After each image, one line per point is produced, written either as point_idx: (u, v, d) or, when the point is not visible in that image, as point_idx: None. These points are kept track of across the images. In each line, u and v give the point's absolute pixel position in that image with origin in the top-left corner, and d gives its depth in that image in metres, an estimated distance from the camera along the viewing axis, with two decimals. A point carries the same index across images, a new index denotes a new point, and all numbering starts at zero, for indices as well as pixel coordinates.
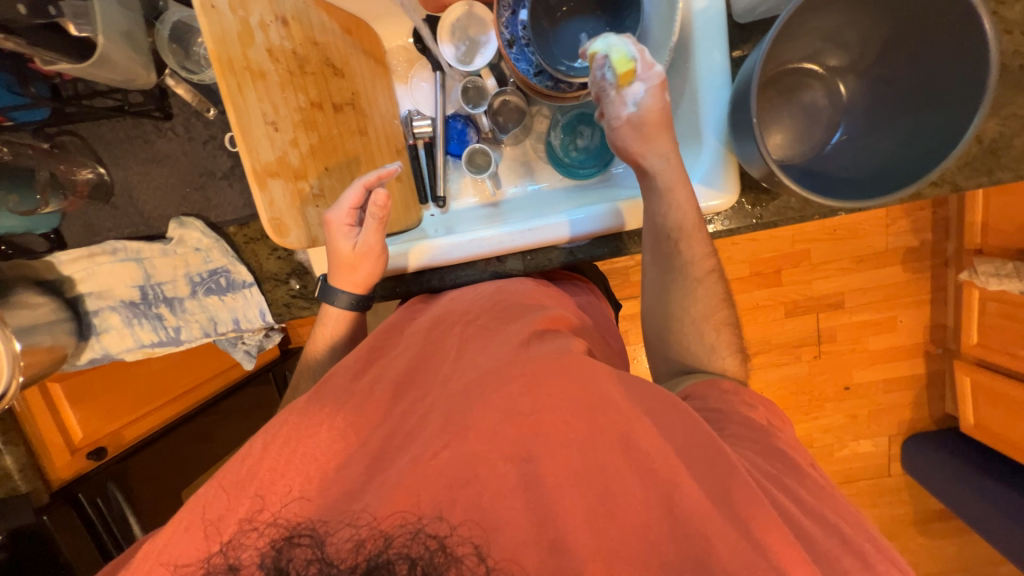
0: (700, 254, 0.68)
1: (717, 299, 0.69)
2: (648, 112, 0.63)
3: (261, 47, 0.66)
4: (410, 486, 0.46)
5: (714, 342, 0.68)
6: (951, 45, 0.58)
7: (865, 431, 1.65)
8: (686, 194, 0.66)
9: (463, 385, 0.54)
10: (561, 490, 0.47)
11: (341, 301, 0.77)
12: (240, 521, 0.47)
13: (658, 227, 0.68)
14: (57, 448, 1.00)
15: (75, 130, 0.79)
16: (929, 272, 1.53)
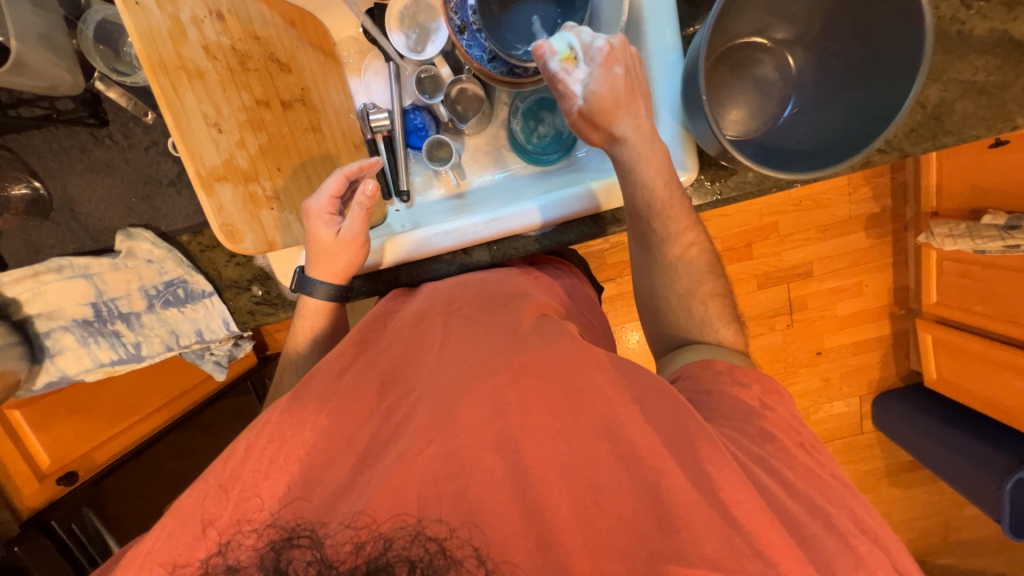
0: (678, 230, 0.68)
1: (701, 271, 0.69)
2: (600, 99, 0.61)
3: (195, 45, 0.63)
4: (396, 485, 0.46)
5: (704, 316, 0.68)
6: (893, 12, 0.58)
7: (839, 393, 1.72)
8: (655, 170, 0.65)
9: (442, 381, 0.53)
10: (549, 480, 0.47)
11: (320, 293, 0.73)
12: (238, 521, 0.46)
13: (634, 208, 0.68)
14: (23, 476, 0.96)
15: (4, 143, 0.74)
16: (890, 237, 1.58)
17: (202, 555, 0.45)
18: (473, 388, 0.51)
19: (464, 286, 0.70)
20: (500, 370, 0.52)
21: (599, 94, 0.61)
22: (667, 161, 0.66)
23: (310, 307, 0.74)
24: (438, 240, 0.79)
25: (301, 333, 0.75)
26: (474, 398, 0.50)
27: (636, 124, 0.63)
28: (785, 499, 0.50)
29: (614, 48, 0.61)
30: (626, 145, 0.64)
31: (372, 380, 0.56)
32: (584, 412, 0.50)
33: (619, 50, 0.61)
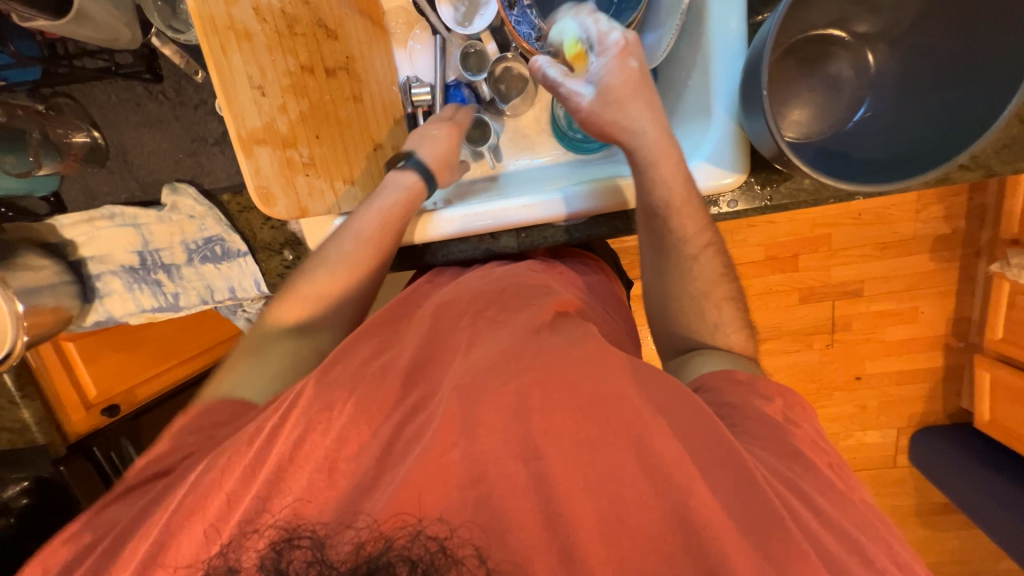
0: (695, 229, 0.65)
1: (716, 274, 0.66)
2: (612, 87, 0.60)
3: (246, 5, 0.63)
4: (419, 483, 0.46)
5: (717, 321, 0.66)
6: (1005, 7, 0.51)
7: (874, 422, 1.61)
8: (672, 168, 0.62)
9: (469, 376, 0.53)
10: (573, 492, 0.46)
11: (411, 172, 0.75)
12: (240, 524, 0.47)
13: (648, 205, 0.65)
14: (72, 404, 1.05)
15: (69, 91, 0.78)
16: (959, 262, 1.45)
17: (229, 521, 0.47)
18: (498, 389, 0.50)
19: (483, 277, 0.72)
20: (525, 370, 0.51)
21: (611, 83, 0.59)
22: (683, 160, 0.63)
23: (403, 183, 0.75)
24: (462, 219, 0.78)
25: (371, 218, 0.72)
26: (501, 398, 0.50)
27: (651, 120, 0.61)
28: (822, 534, 0.45)
29: (628, 41, 0.60)
30: (638, 144, 0.62)
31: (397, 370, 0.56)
32: (609, 423, 0.49)
33: (631, 44, 0.59)
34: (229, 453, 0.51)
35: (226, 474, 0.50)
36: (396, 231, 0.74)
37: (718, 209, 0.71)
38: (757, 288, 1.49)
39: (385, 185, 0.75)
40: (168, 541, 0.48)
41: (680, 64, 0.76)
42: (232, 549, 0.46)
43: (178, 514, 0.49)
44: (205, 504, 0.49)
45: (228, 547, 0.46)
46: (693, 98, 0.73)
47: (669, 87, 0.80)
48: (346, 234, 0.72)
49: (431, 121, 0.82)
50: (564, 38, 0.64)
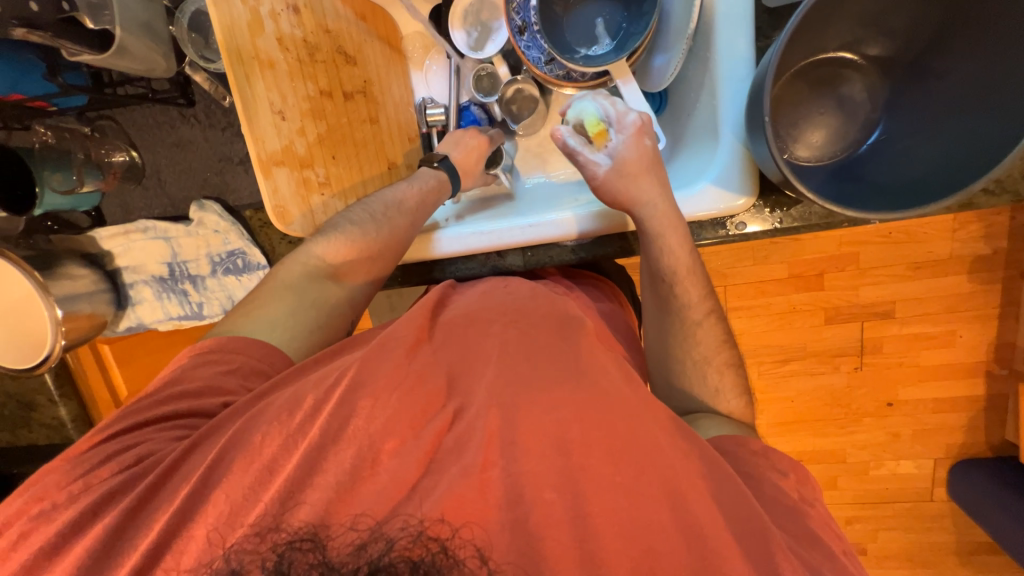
0: (697, 297, 0.67)
1: (717, 341, 0.68)
2: (628, 163, 0.66)
3: (270, 36, 0.67)
4: (455, 501, 0.46)
5: (718, 386, 0.67)
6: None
7: (907, 451, 1.53)
8: (679, 239, 0.66)
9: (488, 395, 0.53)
10: (605, 525, 0.46)
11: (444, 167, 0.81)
12: (246, 528, 0.46)
13: (655, 271, 0.68)
14: (103, 402, 1.10)
15: (111, 115, 0.84)
16: (1000, 285, 1.37)
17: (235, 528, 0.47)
18: (536, 415, 0.51)
19: (493, 290, 0.71)
20: (562, 395, 0.53)
21: (628, 160, 0.66)
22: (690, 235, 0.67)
23: (433, 176, 0.80)
24: (478, 235, 0.80)
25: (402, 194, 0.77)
26: (534, 423, 0.51)
27: (661, 194, 0.66)
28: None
29: (640, 123, 0.67)
30: (653, 216, 0.66)
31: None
32: (635, 450, 0.50)
33: (643, 126, 0.67)
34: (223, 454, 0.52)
35: (229, 475, 0.50)
36: (423, 211, 0.78)
37: (726, 231, 0.71)
38: (779, 307, 1.45)
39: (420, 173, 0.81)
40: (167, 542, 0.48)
41: (688, 86, 0.76)
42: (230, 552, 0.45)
43: (180, 520, 0.49)
44: (210, 507, 0.49)
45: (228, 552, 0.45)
46: (701, 119, 0.73)
47: (678, 108, 0.80)
48: (370, 204, 0.76)
49: (466, 129, 0.88)
50: (584, 117, 0.70)
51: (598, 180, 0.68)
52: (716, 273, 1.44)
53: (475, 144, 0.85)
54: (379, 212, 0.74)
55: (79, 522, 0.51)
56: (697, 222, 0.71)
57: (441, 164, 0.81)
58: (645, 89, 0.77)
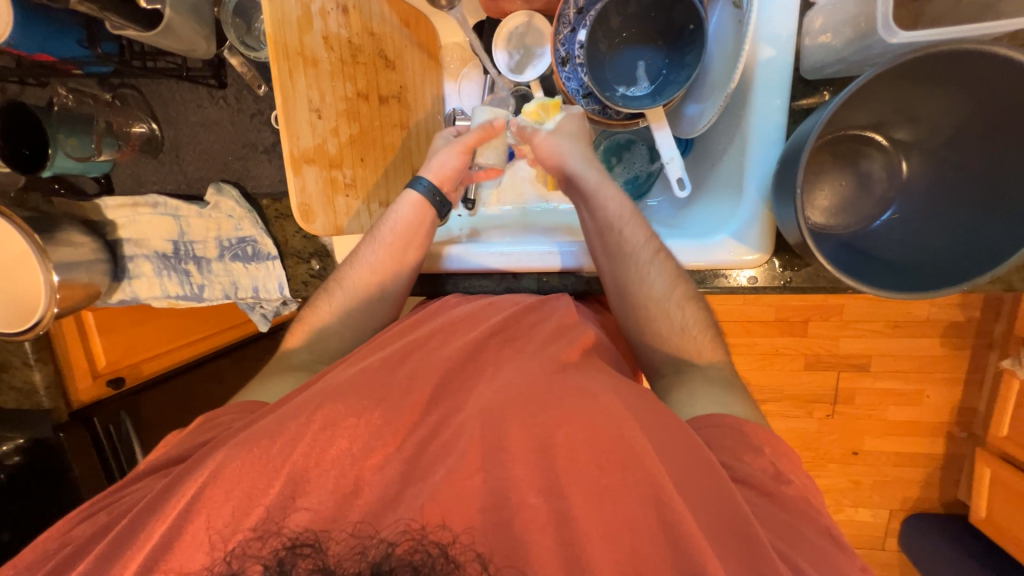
0: (641, 240, 0.70)
1: (671, 275, 0.70)
2: (568, 133, 0.74)
3: (318, 34, 0.67)
4: (445, 503, 0.49)
5: (683, 322, 0.70)
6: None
7: (866, 500, 1.59)
8: (610, 189, 0.72)
9: (493, 408, 0.57)
10: (590, 531, 0.49)
11: (424, 191, 0.77)
12: (246, 531, 0.49)
13: (598, 224, 0.72)
14: (81, 371, 1.07)
15: (135, 84, 0.82)
16: (970, 352, 1.44)
17: (247, 522, 0.49)
18: (521, 418, 0.56)
19: (490, 306, 0.75)
20: (549, 411, 0.56)
21: (563, 133, 0.74)
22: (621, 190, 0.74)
23: (407, 205, 0.76)
24: (449, 250, 0.84)
25: (387, 253, 0.75)
26: (527, 427, 0.55)
27: (589, 159, 0.74)
28: None
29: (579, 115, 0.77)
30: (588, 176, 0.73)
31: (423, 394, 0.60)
32: (631, 472, 0.52)
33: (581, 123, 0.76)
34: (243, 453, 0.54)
35: (245, 470, 0.52)
36: (405, 255, 0.77)
37: (735, 282, 0.73)
38: (763, 349, 1.49)
39: (385, 224, 0.76)
40: (178, 521, 0.50)
41: (717, 137, 0.79)
42: (233, 554, 0.47)
43: (184, 515, 0.50)
44: (223, 496, 0.51)
45: (229, 556, 0.47)
46: (727, 173, 0.75)
47: (704, 155, 0.83)
48: (360, 269, 0.77)
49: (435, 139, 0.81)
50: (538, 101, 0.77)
51: (537, 142, 0.75)
52: None
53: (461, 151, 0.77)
54: (371, 262, 0.76)
55: None
56: (712, 269, 0.73)
57: (413, 185, 0.77)
58: (677, 134, 0.79)
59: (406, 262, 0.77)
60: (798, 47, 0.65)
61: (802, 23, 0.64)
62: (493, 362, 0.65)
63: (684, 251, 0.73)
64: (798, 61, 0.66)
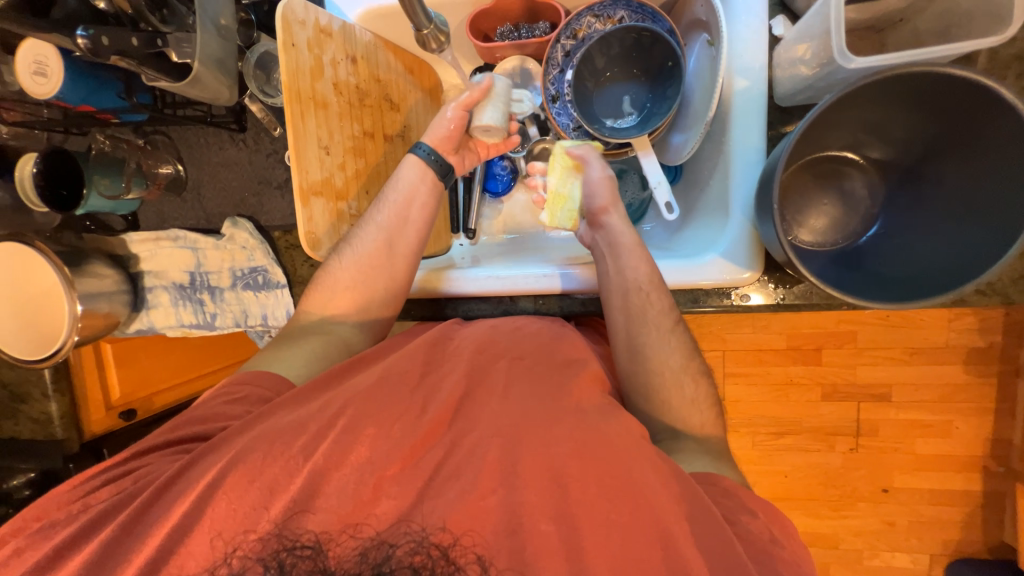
0: (664, 309, 0.71)
1: (686, 352, 0.71)
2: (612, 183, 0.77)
3: (328, 81, 0.74)
4: (444, 516, 0.53)
5: (693, 395, 0.69)
6: (988, 155, 0.55)
7: (902, 543, 1.49)
8: (644, 253, 0.73)
9: (487, 429, 0.59)
10: (602, 565, 0.51)
11: (422, 153, 0.78)
12: (247, 539, 0.53)
13: (626, 285, 0.71)
14: (95, 404, 1.10)
15: (166, 131, 0.89)
16: (996, 379, 1.38)
17: (254, 536, 0.53)
18: (537, 448, 0.57)
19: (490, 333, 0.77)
20: (557, 443, 0.58)
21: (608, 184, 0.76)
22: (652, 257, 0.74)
23: (411, 168, 0.78)
24: (467, 283, 0.84)
25: (392, 210, 0.76)
26: (537, 460, 0.57)
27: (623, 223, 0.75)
28: None
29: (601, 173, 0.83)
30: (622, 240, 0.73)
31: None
32: (639, 504, 0.54)
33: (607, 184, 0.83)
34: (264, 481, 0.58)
35: (250, 490, 0.55)
36: (414, 221, 0.78)
37: (729, 301, 0.74)
38: (776, 377, 1.46)
39: (391, 187, 0.77)
40: (197, 544, 0.53)
41: (703, 163, 0.83)
42: (234, 555, 0.52)
43: (193, 530, 0.54)
44: (231, 515, 0.54)
45: (228, 556, 0.52)
46: (713, 195, 0.78)
47: (692, 181, 0.86)
48: (369, 228, 0.76)
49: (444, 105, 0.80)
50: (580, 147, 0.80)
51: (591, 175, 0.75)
52: (716, 335, 1.46)
53: (455, 113, 0.78)
54: (381, 220, 0.76)
55: (98, 523, 0.56)
56: (703, 287, 0.74)
57: (413, 151, 0.79)
58: (664, 161, 0.83)
59: (413, 223, 0.77)
60: (771, 78, 0.69)
61: (772, 56, 0.69)
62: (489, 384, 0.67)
63: (675, 270, 0.75)
64: (772, 89, 0.71)
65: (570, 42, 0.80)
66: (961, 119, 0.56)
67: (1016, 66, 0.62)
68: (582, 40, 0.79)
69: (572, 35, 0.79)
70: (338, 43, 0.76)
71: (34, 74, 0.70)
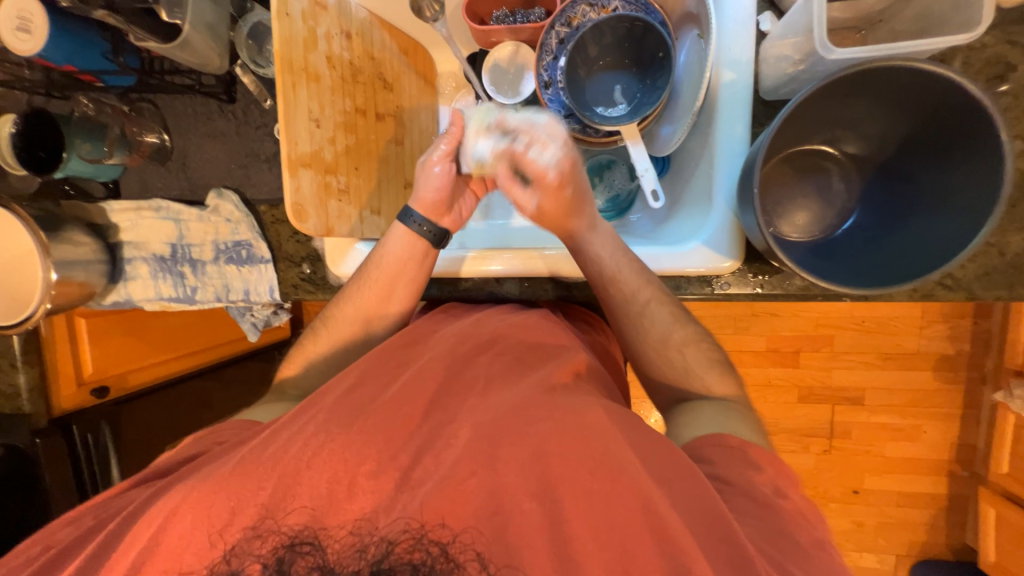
0: (632, 292, 0.73)
1: (668, 321, 0.74)
2: (546, 212, 0.73)
3: (321, 54, 0.74)
4: (442, 506, 0.53)
5: (686, 364, 0.74)
6: (955, 152, 0.58)
7: (871, 545, 1.53)
8: (602, 241, 0.75)
9: (479, 420, 0.59)
10: (583, 536, 0.52)
11: (415, 225, 0.79)
12: (245, 532, 0.54)
13: (591, 275, 0.76)
14: (66, 377, 1.07)
15: (153, 99, 0.88)
16: (962, 386, 1.44)
17: (249, 528, 0.54)
18: (526, 433, 0.57)
19: (478, 322, 0.78)
20: (540, 423, 0.58)
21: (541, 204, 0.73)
22: (614, 235, 0.75)
23: (397, 239, 0.78)
24: (495, 267, 0.83)
25: (371, 288, 0.79)
26: (522, 442, 0.57)
27: (585, 222, 0.75)
28: None
29: (561, 163, 0.70)
30: (578, 231, 0.75)
31: (419, 399, 0.64)
32: (618, 480, 0.54)
33: (568, 173, 0.70)
34: (251, 455, 0.59)
35: (246, 475, 0.57)
36: (394, 292, 0.80)
37: (711, 289, 0.77)
38: (755, 378, 1.49)
39: (374, 263, 0.79)
40: (193, 534, 0.54)
41: (690, 155, 0.84)
42: (233, 554, 0.53)
43: (191, 520, 0.55)
44: (228, 500, 0.55)
45: (228, 554, 0.53)
46: (698, 187, 0.80)
47: (679, 173, 0.88)
48: (346, 305, 0.81)
49: (425, 157, 0.78)
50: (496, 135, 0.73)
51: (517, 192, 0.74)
52: None
53: (440, 169, 0.77)
54: (359, 300, 0.80)
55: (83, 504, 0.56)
56: (686, 274, 0.76)
57: (402, 221, 0.79)
58: (651, 152, 0.84)
59: (395, 297, 0.81)
60: (757, 71, 0.72)
61: (759, 51, 0.71)
62: (479, 373, 0.67)
63: (662, 256, 0.77)
64: (758, 84, 0.73)
65: (564, 30, 0.80)
66: (930, 115, 0.59)
67: (988, 72, 0.65)
68: (576, 29, 0.80)
69: (567, 22, 0.80)
70: (333, 17, 0.75)
71: (17, 30, 0.69)
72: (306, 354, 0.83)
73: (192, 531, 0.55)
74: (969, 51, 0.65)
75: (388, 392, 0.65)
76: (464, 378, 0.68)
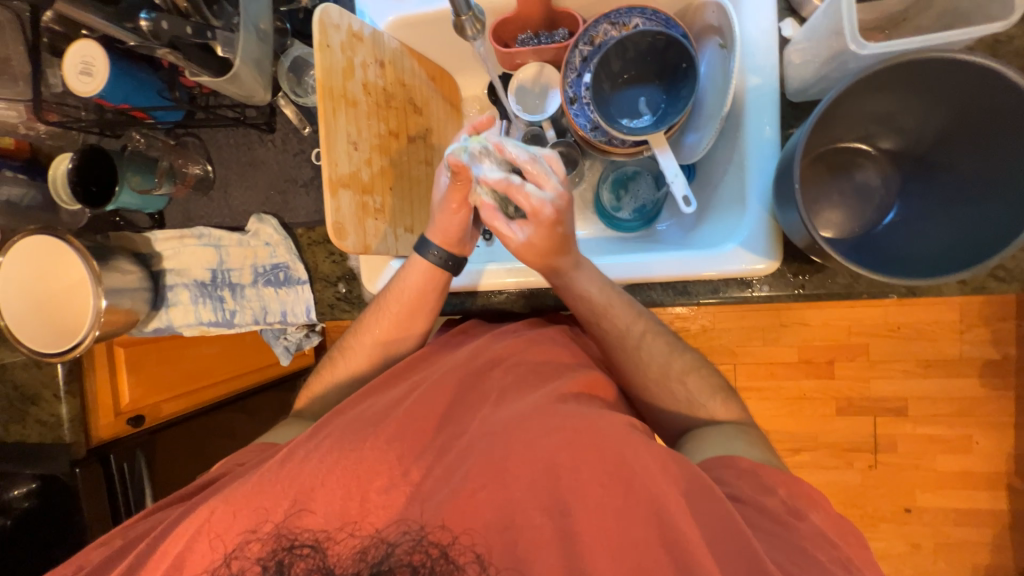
0: (626, 326, 0.72)
1: (666, 352, 0.72)
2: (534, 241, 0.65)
3: (358, 82, 0.77)
4: (447, 514, 0.54)
5: (687, 394, 0.71)
6: (1002, 139, 0.58)
7: (929, 568, 1.43)
8: (588, 279, 0.71)
9: (501, 429, 0.60)
10: (590, 546, 0.52)
11: (433, 257, 0.77)
12: (267, 544, 0.55)
13: (580, 311, 0.73)
14: (104, 406, 1.08)
15: (197, 133, 0.94)
16: (1014, 392, 1.36)
17: (272, 540, 0.55)
18: (546, 441, 0.57)
19: (512, 330, 0.77)
20: (560, 431, 0.58)
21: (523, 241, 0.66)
22: (598, 270, 0.72)
23: (415, 272, 0.77)
24: (511, 280, 0.83)
25: (387, 322, 0.80)
26: (543, 448, 0.57)
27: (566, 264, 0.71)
28: None
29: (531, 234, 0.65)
30: (561, 269, 0.70)
31: (436, 410, 0.65)
32: (632, 486, 0.54)
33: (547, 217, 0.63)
34: (272, 469, 0.59)
35: (271, 489, 0.57)
36: (409, 320, 0.80)
37: (751, 291, 0.76)
38: (790, 391, 1.44)
39: (393, 295, 0.79)
40: (221, 545, 0.56)
41: (717, 160, 0.85)
42: (248, 554, 0.55)
43: (217, 531, 0.56)
44: (255, 512, 0.57)
45: (232, 556, 0.55)
46: (728, 192, 0.80)
47: (707, 180, 0.88)
48: (362, 338, 0.81)
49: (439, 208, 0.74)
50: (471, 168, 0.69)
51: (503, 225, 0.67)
52: (728, 350, 1.44)
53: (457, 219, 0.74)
54: (377, 332, 0.80)
55: None
56: (724, 278, 0.75)
57: (422, 253, 0.77)
58: (678, 160, 0.85)
59: (414, 328, 0.81)
60: (782, 75, 0.73)
61: (784, 56, 0.72)
62: (507, 383, 0.68)
63: (696, 263, 0.75)
64: (783, 86, 0.75)
65: (587, 49, 0.84)
66: (968, 105, 0.59)
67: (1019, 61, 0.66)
68: (599, 46, 0.83)
69: (590, 41, 0.84)
70: (369, 48, 0.79)
71: (79, 74, 0.74)
72: (331, 373, 0.83)
73: (215, 543, 0.56)
74: (994, 44, 0.66)
75: (404, 402, 0.65)
76: (486, 389, 0.68)
